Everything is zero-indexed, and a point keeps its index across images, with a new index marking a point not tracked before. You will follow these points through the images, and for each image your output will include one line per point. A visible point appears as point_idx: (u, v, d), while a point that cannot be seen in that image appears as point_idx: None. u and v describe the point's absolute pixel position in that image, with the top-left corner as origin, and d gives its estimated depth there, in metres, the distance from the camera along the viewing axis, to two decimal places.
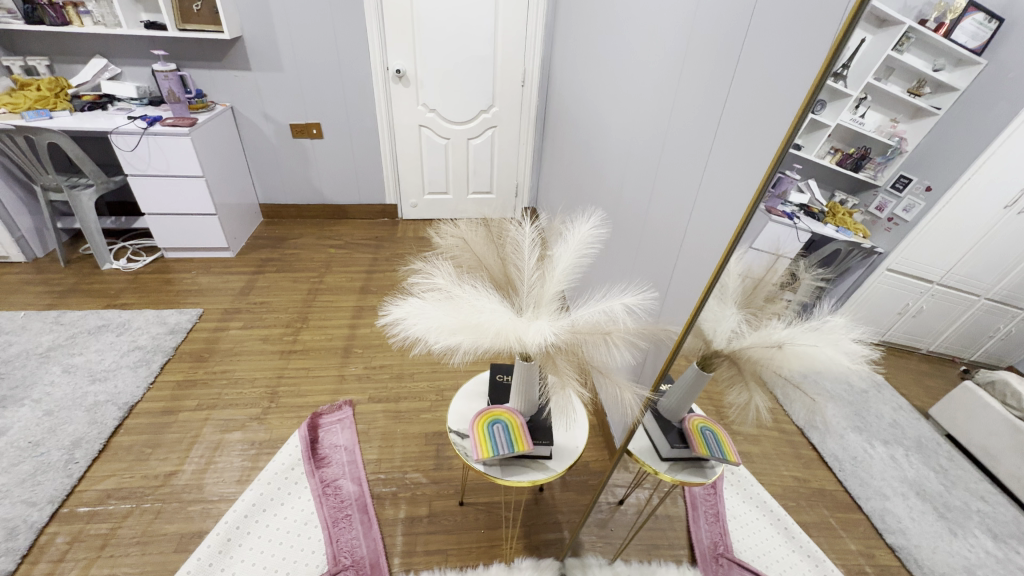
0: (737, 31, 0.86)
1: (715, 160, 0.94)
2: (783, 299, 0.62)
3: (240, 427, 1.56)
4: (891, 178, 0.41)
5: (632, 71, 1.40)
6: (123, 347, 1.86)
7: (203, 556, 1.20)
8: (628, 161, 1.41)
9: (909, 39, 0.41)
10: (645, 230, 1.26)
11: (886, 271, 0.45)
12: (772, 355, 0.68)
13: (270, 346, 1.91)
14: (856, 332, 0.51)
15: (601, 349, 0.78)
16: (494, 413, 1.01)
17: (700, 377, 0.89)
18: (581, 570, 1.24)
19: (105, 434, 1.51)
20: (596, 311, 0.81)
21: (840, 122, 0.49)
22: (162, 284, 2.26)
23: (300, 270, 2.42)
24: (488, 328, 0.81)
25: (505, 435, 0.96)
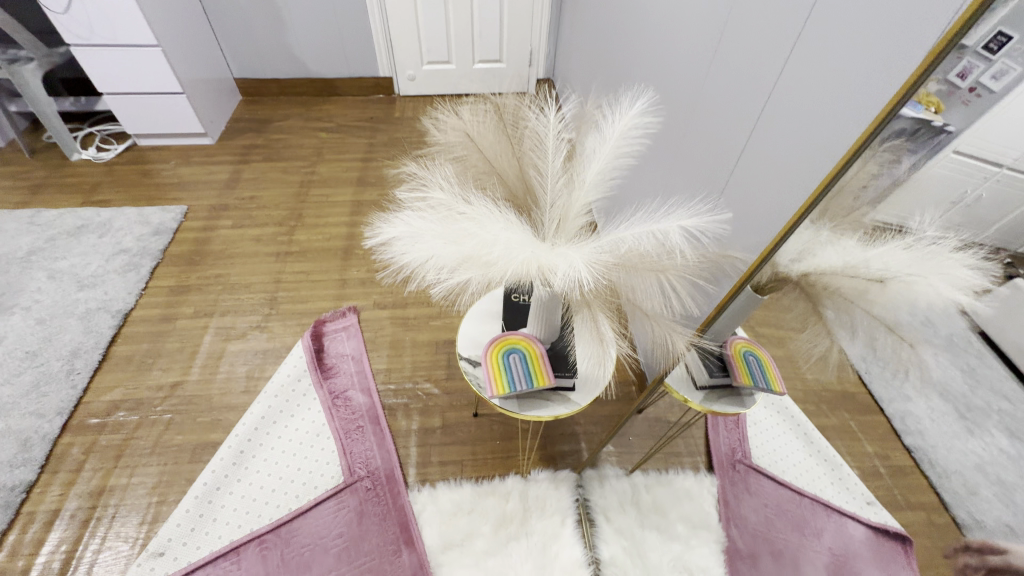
0: None
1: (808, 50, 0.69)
2: (863, 208, 0.56)
3: (241, 336, 1.48)
4: (986, 40, 0.42)
5: None
6: (107, 250, 1.72)
7: (218, 468, 1.20)
8: (680, 20, 1.09)
9: None
10: (702, 117, 0.98)
11: (952, 154, 0.46)
12: (857, 285, 0.55)
13: (265, 247, 1.76)
14: (953, 239, 0.48)
15: (649, 287, 0.61)
16: (510, 339, 0.87)
17: (752, 301, 0.72)
18: (599, 481, 1.22)
19: (103, 344, 1.45)
20: (646, 236, 0.62)
21: None
22: (139, 177, 2.05)
23: (290, 159, 2.17)
24: (504, 262, 0.64)
25: (522, 367, 0.84)
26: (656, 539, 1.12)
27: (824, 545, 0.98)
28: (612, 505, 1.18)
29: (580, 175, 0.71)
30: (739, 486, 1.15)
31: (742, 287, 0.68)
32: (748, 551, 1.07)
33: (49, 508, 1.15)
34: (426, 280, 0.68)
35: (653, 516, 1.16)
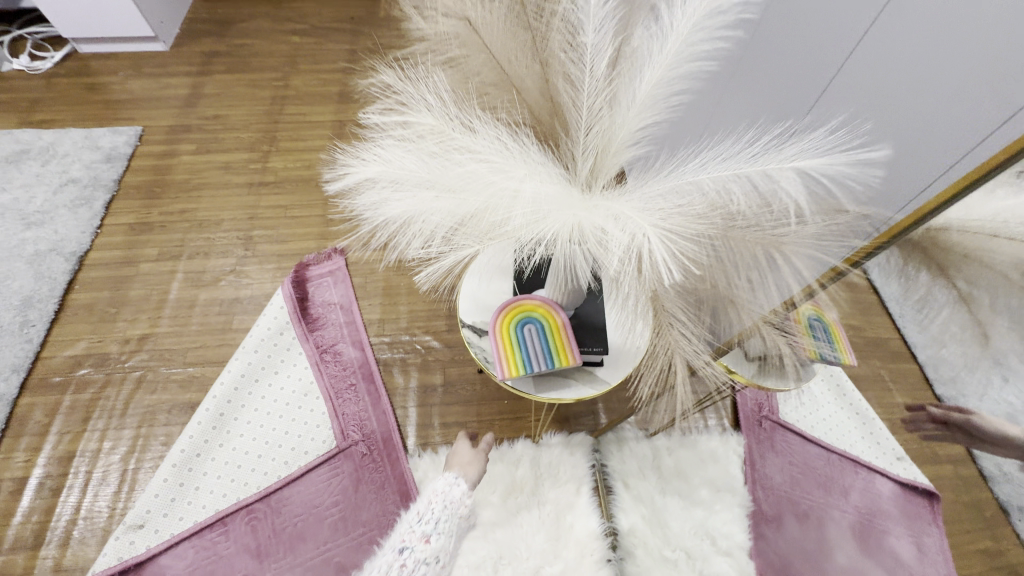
0: None
1: None
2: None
3: (214, 282, 1.31)
4: None
5: None
6: (54, 180, 1.50)
7: (196, 433, 1.08)
8: None
9: None
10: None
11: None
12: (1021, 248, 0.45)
13: (235, 178, 1.53)
14: None
15: (741, 266, 0.45)
16: (525, 307, 0.70)
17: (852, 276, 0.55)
18: (618, 445, 1.11)
19: (57, 292, 1.28)
20: (747, 192, 0.44)
21: None
22: (84, 92, 1.76)
23: (259, 69, 1.85)
24: (523, 225, 0.46)
25: (541, 344, 0.68)
26: (678, 505, 1.05)
27: (849, 504, 1.05)
28: (631, 471, 1.08)
29: (627, 90, 0.51)
30: (765, 444, 1.15)
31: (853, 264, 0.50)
32: (773, 514, 1.08)
33: (16, 475, 1.05)
34: (416, 247, 0.51)
35: (676, 482, 1.08)
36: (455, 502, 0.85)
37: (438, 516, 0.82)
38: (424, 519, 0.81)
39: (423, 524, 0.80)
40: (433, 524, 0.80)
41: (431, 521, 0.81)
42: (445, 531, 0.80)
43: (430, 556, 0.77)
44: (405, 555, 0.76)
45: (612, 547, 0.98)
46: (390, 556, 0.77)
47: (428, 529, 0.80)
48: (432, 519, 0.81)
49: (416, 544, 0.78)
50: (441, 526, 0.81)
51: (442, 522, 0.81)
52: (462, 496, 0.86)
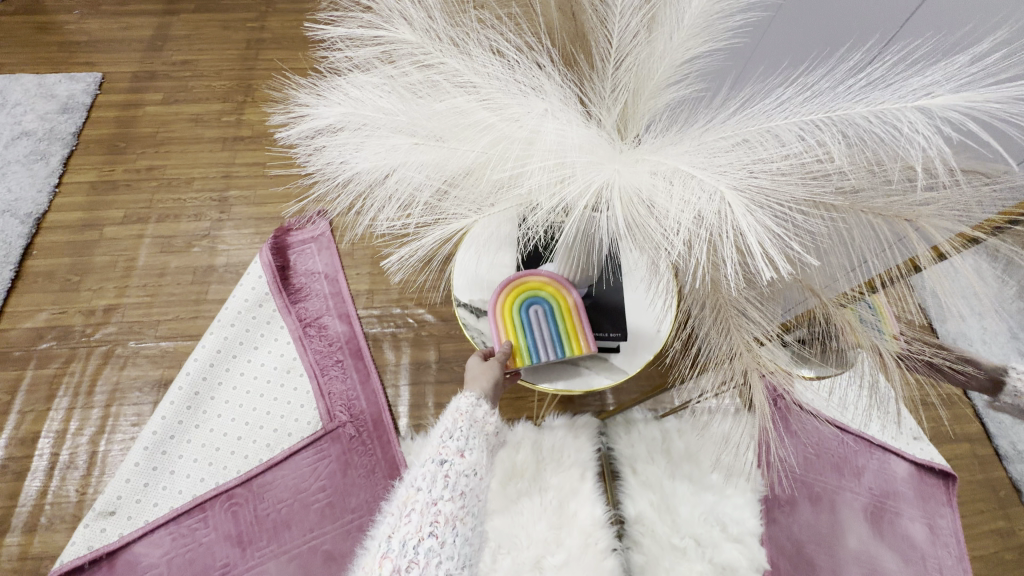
0: None
1: None
2: None
3: (186, 248, 1.20)
4: None
5: None
6: (5, 133, 1.36)
7: (169, 413, 1.00)
8: None
9: None
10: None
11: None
12: None
13: (207, 131, 1.39)
14: None
15: (845, 253, 0.36)
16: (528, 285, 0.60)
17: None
18: (624, 428, 1.03)
19: (13, 258, 1.17)
20: (855, 161, 0.35)
21: None
22: (36, 33, 1.58)
23: (231, 8, 1.66)
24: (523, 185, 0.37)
25: (550, 330, 0.60)
26: (687, 490, 0.98)
27: (862, 485, 1.04)
28: (639, 455, 1.00)
29: (671, 11, 0.39)
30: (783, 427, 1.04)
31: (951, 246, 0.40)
32: (787, 499, 1.02)
33: None
34: (387, 219, 0.41)
35: (686, 466, 1.01)
36: (482, 419, 0.63)
37: (472, 425, 0.62)
38: (454, 429, 0.61)
39: (454, 436, 0.61)
40: (468, 434, 0.61)
41: (462, 431, 0.61)
42: (482, 444, 0.61)
43: (473, 466, 0.59)
44: (444, 468, 0.58)
45: (618, 536, 0.93)
46: (425, 471, 0.58)
47: (462, 439, 0.60)
48: (463, 427, 0.61)
49: (454, 457, 0.58)
50: (476, 438, 0.61)
51: (477, 431, 0.62)
52: (490, 413, 0.64)
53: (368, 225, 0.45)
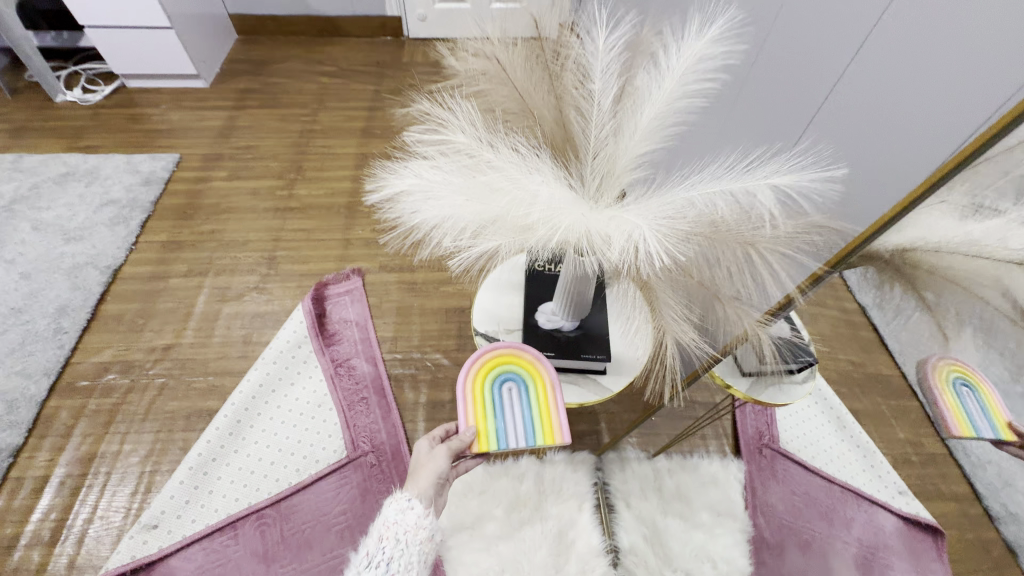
0: None
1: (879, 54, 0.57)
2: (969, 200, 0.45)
3: (238, 298, 1.38)
4: None
5: None
6: (95, 200, 1.61)
7: (213, 438, 1.12)
8: None
9: None
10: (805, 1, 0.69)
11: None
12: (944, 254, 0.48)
13: (262, 203, 1.64)
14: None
15: (728, 264, 0.52)
16: (503, 360, 0.75)
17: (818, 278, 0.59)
18: (620, 465, 1.14)
19: (90, 302, 1.35)
20: (728, 203, 0.51)
21: None
22: (128, 122, 1.90)
23: (289, 105, 2.00)
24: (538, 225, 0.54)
25: (522, 407, 0.72)
26: (678, 527, 1.06)
27: (851, 535, 1.03)
28: (633, 491, 1.10)
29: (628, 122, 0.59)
30: (767, 471, 1.13)
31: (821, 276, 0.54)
32: (775, 542, 1.06)
33: (38, 473, 1.09)
34: (450, 240, 0.57)
35: (676, 504, 1.09)
36: (411, 530, 0.72)
37: (410, 533, 0.72)
38: (389, 543, 0.72)
39: (389, 548, 0.71)
40: (405, 541, 0.72)
41: (399, 539, 0.72)
42: (406, 565, 0.70)
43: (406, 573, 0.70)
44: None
45: (613, 564, 1.00)
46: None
47: (398, 549, 0.71)
48: (398, 539, 0.72)
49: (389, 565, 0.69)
50: (411, 546, 0.72)
51: (412, 536, 0.73)
52: (423, 518, 0.73)
53: (432, 252, 0.62)
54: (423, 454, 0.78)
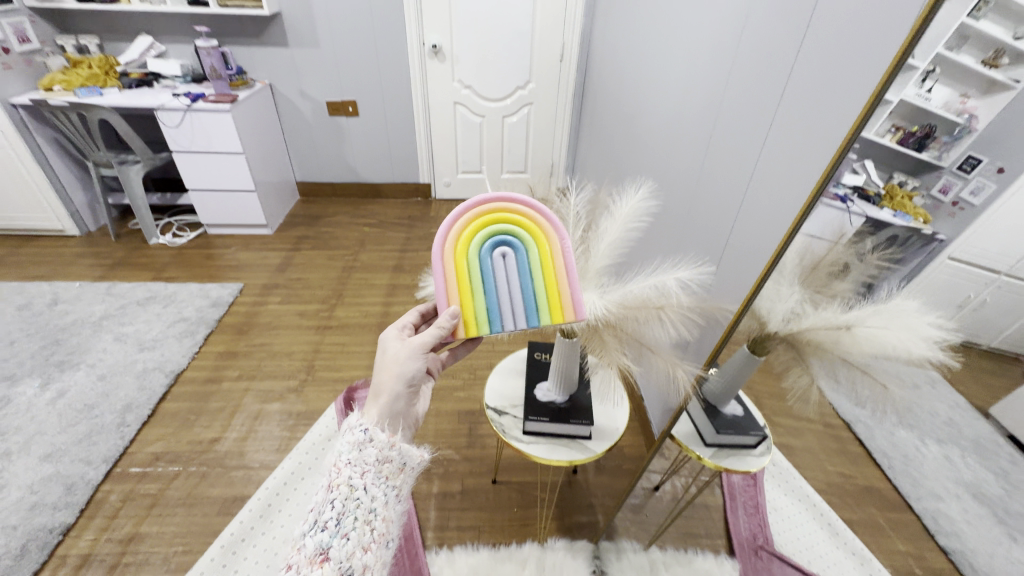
0: (762, 124, 0.87)
1: (742, 215, 0.92)
2: (841, 282, 0.57)
3: (278, 398, 1.60)
4: (958, 158, 0.42)
5: (669, 61, 1.34)
6: (169, 317, 1.92)
7: (245, 519, 1.24)
8: (670, 151, 1.30)
9: (986, 5, 0.40)
10: (702, 191, 1.09)
11: (947, 259, 0.44)
12: (836, 338, 0.59)
13: (307, 321, 1.94)
14: (931, 315, 0.47)
15: (652, 324, 0.72)
16: (497, 216, 0.76)
17: (750, 361, 0.79)
18: (616, 554, 1.21)
19: (152, 401, 1.56)
20: (647, 286, 0.75)
21: (903, 97, 0.48)
22: (204, 259, 2.32)
23: (335, 247, 2.44)
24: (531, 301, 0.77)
25: (519, 270, 0.76)
26: None
27: None
28: None
29: (593, 245, 0.87)
30: None
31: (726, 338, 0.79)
32: None
33: (80, 552, 1.19)
34: None
35: None
36: (375, 456, 0.65)
37: (368, 476, 0.64)
38: (340, 492, 0.62)
39: (340, 498, 0.62)
40: (360, 487, 0.63)
41: (352, 486, 0.63)
42: (369, 498, 0.63)
43: (369, 514, 0.63)
44: (332, 530, 0.59)
45: None
46: (310, 538, 0.59)
47: (352, 497, 0.62)
48: (351, 486, 0.63)
49: (343, 517, 0.61)
50: (369, 490, 0.63)
51: (371, 477, 0.64)
52: (386, 440, 0.67)
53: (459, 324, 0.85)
54: (393, 357, 0.72)
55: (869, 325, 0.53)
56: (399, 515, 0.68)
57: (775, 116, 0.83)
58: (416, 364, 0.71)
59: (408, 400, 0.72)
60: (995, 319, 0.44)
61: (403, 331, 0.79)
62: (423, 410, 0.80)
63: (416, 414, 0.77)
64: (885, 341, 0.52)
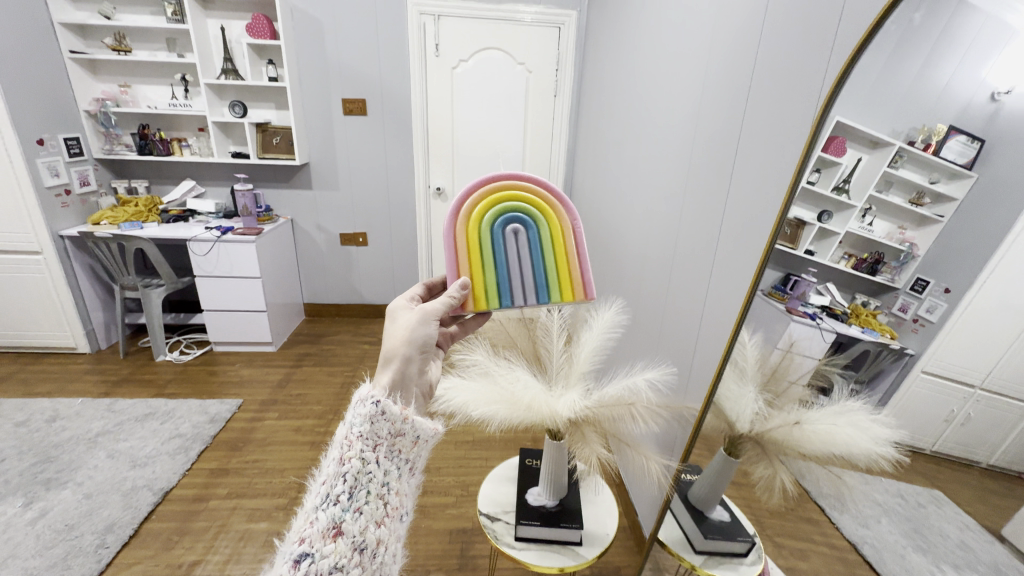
0: (706, 254, 1.08)
1: (700, 327, 1.08)
2: (802, 387, 0.66)
3: (266, 517, 1.56)
4: (909, 280, 0.49)
5: (633, 202, 1.62)
6: (165, 434, 1.94)
7: None
8: (640, 274, 1.51)
9: (901, 158, 0.53)
10: (667, 307, 1.28)
11: (921, 372, 0.49)
12: (793, 435, 0.68)
13: (301, 437, 1.96)
14: (880, 416, 0.53)
15: (627, 421, 0.86)
16: (503, 195, 0.89)
17: (728, 464, 0.87)
18: None
19: (135, 521, 1.52)
20: (621, 386, 0.90)
21: (849, 230, 0.59)
22: (206, 376, 2.38)
23: (336, 364, 2.54)
24: (525, 400, 0.87)
25: (526, 243, 0.90)
26: None
27: None
28: None
29: (576, 352, 0.98)
30: None
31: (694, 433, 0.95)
32: None
33: None
34: (474, 408, 0.86)
35: None
36: (389, 426, 0.67)
37: (381, 449, 0.65)
38: (352, 465, 0.63)
39: (352, 472, 0.62)
40: (374, 461, 0.64)
41: (364, 460, 0.63)
42: (380, 471, 0.64)
43: (382, 488, 0.64)
44: (345, 504, 0.60)
45: None
46: (322, 512, 0.60)
47: (366, 471, 0.63)
48: (363, 460, 0.63)
49: (356, 491, 0.62)
50: (382, 465, 0.65)
51: (384, 451, 0.66)
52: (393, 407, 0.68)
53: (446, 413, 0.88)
54: (404, 325, 0.78)
55: (821, 423, 0.62)
56: (411, 488, 0.71)
57: (716, 248, 1.04)
58: (427, 330, 0.79)
59: (419, 366, 0.78)
60: (986, 434, 0.44)
61: (410, 304, 0.88)
62: (435, 378, 0.87)
63: (425, 385, 0.83)
64: (839, 437, 0.59)
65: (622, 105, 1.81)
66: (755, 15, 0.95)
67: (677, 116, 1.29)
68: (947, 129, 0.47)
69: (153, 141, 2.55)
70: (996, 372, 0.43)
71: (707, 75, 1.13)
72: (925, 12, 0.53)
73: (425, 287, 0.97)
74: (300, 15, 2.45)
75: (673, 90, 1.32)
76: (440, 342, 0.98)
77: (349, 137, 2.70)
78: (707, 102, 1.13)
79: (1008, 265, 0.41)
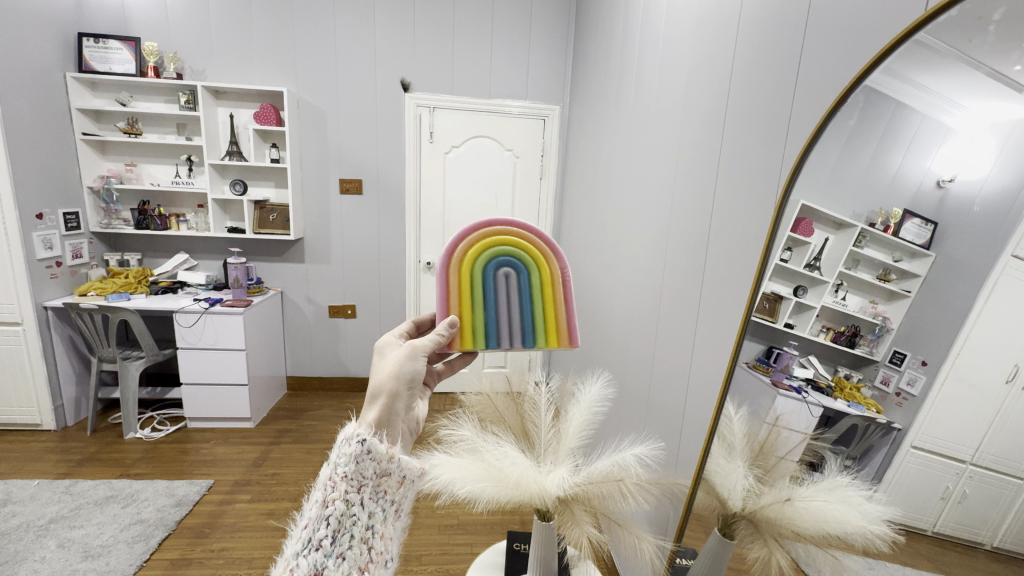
0: (687, 327, 1.12)
1: (687, 401, 1.09)
2: (792, 461, 0.67)
3: None
4: (887, 352, 0.53)
5: (615, 278, 1.69)
6: (125, 519, 1.80)
7: None
8: (625, 348, 1.53)
9: (865, 237, 0.59)
10: (652, 379, 1.30)
11: (911, 448, 0.51)
12: (783, 511, 0.67)
13: (274, 522, 1.84)
14: (872, 490, 0.54)
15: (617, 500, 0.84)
16: (493, 240, 0.93)
17: (724, 547, 0.82)
18: None
19: None
20: (608, 463, 0.90)
21: (825, 304, 0.64)
22: (177, 455, 2.26)
23: (316, 441, 2.44)
24: (512, 476, 0.84)
25: (516, 286, 0.94)
26: None
27: None
28: None
29: (565, 426, 0.98)
30: None
31: (687, 511, 0.93)
32: None
33: None
34: (461, 485, 0.82)
35: None
36: (377, 465, 0.66)
37: (366, 491, 0.64)
38: (335, 508, 0.61)
39: (336, 515, 0.61)
40: (358, 503, 0.63)
41: (349, 502, 0.62)
42: (367, 508, 0.64)
43: (366, 531, 0.63)
44: (327, 549, 0.60)
45: None
46: (303, 558, 0.58)
47: (349, 514, 0.62)
48: (347, 502, 0.62)
49: (339, 535, 0.61)
50: (367, 507, 0.64)
51: (369, 492, 0.65)
52: (378, 441, 0.66)
53: (432, 492, 0.84)
54: (392, 360, 0.79)
55: (813, 500, 0.62)
56: (398, 531, 0.69)
57: (697, 322, 1.08)
58: (415, 365, 0.79)
59: (407, 402, 0.78)
60: (985, 513, 0.44)
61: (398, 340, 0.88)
62: (420, 416, 0.89)
63: (411, 423, 0.83)
64: (831, 514, 0.59)
65: (603, 190, 1.95)
66: (715, 117, 1.07)
67: (652, 202, 1.40)
68: (902, 212, 0.53)
69: (151, 216, 2.62)
70: (984, 447, 0.45)
71: (677, 166, 1.24)
72: (860, 117, 0.63)
73: (413, 324, 0.98)
74: (305, 105, 2.65)
75: (648, 180, 1.44)
76: (425, 379, 1.01)
77: (344, 214, 2.81)
78: (679, 190, 1.23)
79: (973, 344, 0.45)
